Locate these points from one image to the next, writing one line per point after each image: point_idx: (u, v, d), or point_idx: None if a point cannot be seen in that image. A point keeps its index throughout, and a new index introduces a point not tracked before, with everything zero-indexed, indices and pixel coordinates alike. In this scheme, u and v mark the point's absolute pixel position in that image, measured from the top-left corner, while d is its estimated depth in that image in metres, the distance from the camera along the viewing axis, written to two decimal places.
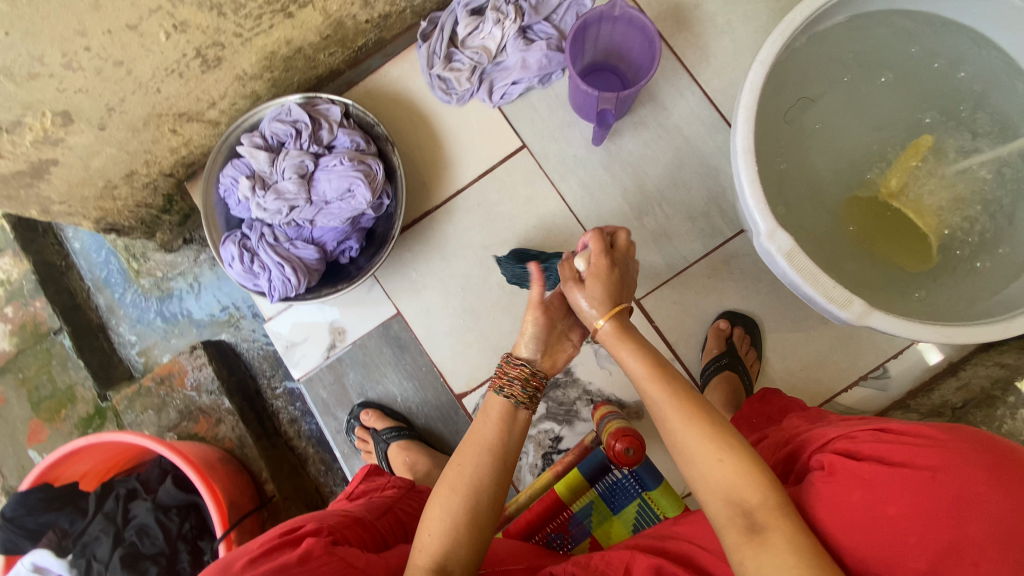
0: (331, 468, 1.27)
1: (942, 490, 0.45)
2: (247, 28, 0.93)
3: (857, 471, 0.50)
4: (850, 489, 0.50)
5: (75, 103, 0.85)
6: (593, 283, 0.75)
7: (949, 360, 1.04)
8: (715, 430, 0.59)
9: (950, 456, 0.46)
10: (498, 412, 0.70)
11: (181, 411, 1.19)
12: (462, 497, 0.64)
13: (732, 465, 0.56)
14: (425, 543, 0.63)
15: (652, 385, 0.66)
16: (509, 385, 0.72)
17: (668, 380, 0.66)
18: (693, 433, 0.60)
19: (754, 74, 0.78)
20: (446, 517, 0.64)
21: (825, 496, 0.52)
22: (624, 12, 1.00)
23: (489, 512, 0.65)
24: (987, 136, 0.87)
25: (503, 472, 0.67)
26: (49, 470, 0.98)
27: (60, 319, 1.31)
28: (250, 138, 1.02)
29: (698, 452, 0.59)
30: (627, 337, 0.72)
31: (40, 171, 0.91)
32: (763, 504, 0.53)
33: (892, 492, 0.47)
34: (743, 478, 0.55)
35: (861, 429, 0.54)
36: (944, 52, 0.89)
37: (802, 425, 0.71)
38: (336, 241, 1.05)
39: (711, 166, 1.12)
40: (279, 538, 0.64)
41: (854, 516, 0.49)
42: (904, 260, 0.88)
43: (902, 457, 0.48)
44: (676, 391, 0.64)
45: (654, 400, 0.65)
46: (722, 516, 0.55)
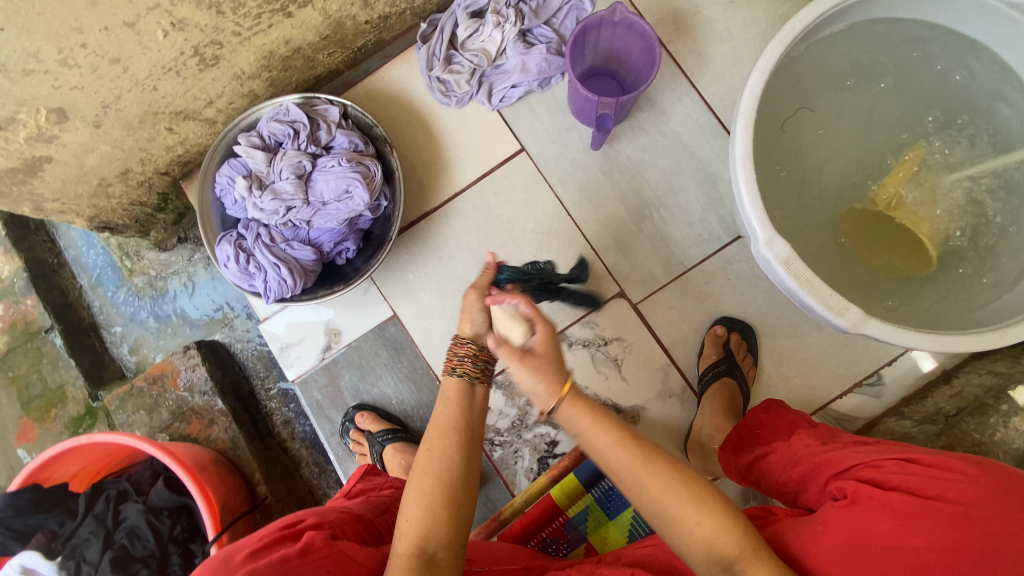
0: (324, 470, 1.26)
1: (973, 525, 0.49)
2: (246, 27, 0.92)
3: (884, 501, 0.54)
4: (877, 519, 0.53)
5: (70, 100, 0.84)
6: (541, 351, 0.66)
7: (943, 368, 1.05)
8: (693, 494, 0.57)
9: (980, 493, 0.50)
10: (455, 391, 0.72)
11: (174, 412, 1.18)
12: (434, 480, 0.65)
13: (712, 524, 0.56)
14: (405, 529, 0.63)
15: (621, 456, 0.61)
16: (459, 363, 0.73)
17: (633, 443, 0.61)
18: (671, 500, 0.58)
19: (753, 82, 0.78)
20: (421, 500, 0.64)
21: (847, 521, 0.55)
22: (624, 17, 1.00)
23: (465, 490, 0.66)
24: (982, 146, 0.88)
25: (472, 450, 0.68)
26: (38, 470, 0.96)
27: (52, 317, 1.29)
28: (247, 137, 1.01)
29: (679, 515, 0.57)
30: (580, 404, 0.64)
31: (33, 168, 0.90)
32: (743, 554, 0.55)
33: (921, 524, 0.50)
34: (722, 532, 0.56)
35: (887, 460, 0.58)
36: (943, 55, 0.89)
37: (811, 444, 0.71)
38: (333, 242, 1.05)
39: (709, 172, 1.12)
40: (279, 532, 0.63)
41: (879, 545, 0.52)
42: (903, 269, 0.88)
43: (932, 491, 0.52)
44: (647, 457, 0.60)
45: (625, 471, 0.60)
46: (705, 569, 0.56)
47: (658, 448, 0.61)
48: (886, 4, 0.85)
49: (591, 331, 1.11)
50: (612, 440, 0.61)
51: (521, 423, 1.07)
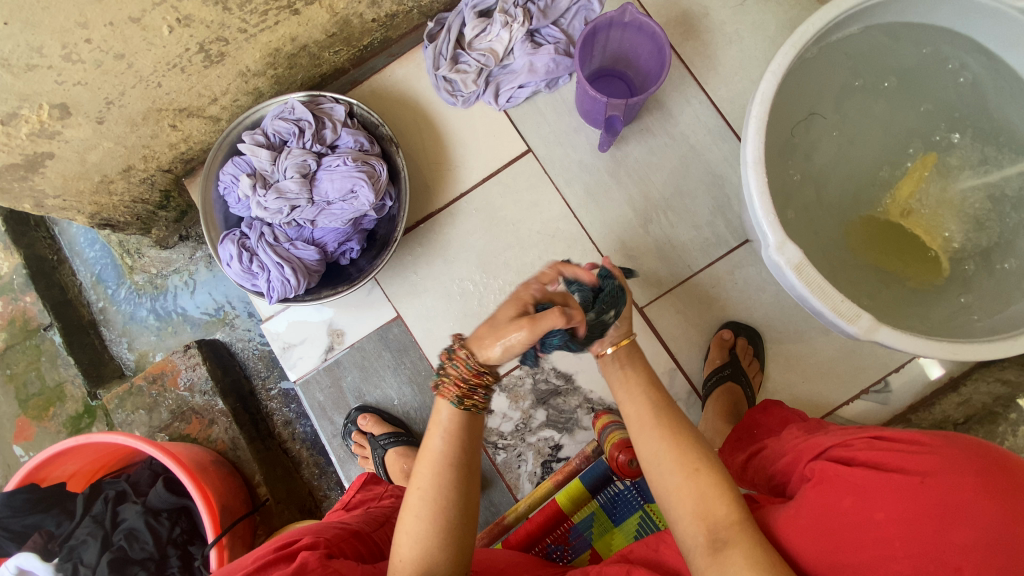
0: (325, 471, 1.25)
1: (930, 493, 0.48)
2: (252, 24, 0.91)
3: (848, 478, 0.53)
4: (842, 495, 0.53)
5: (73, 95, 0.83)
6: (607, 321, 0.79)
7: (950, 375, 1.04)
8: (694, 450, 0.64)
9: (940, 462, 0.49)
10: (449, 417, 0.68)
11: (173, 411, 1.17)
12: (427, 523, 0.64)
13: (706, 476, 0.61)
14: (399, 569, 0.63)
15: (645, 418, 0.70)
16: (471, 395, 0.67)
17: (657, 404, 0.71)
18: (673, 451, 0.65)
19: (765, 85, 0.77)
20: (415, 543, 0.63)
21: (817, 502, 0.55)
22: (634, 18, 0.99)
23: (461, 522, 0.65)
24: (994, 153, 0.87)
25: (466, 477, 0.67)
26: (36, 470, 0.95)
27: (51, 314, 1.28)
28: (252, 135, 1.00)
29: (676, 465, 0.63)
30: (632, 379, 0.75)
31: (35, 164, 0.89)
32: (732, 519, 0.57)
33: (881, 498, 0.50)
34: (711, 491, 0.60)
35: (856, 438, 0.57)
36: (959, 53, 0.88)
37: (797, 437, 0.70)
38: (337, 242, 1.04)
39: (717, 175, 1.11)
40: (273, 554, 0.63)
41: (843, 520, 0.51)
42: (894, 265, 0.89)
43: (895, 464, 0.51)
44: (665, 415, 0.69)
45: (643, 430, 0.69)
46: (690, 527, 0.59)
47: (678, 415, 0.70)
48: (901, 8, 0.84)
49: None
50: (645, 402, 0.71)
51: (525, 427, 1.06)
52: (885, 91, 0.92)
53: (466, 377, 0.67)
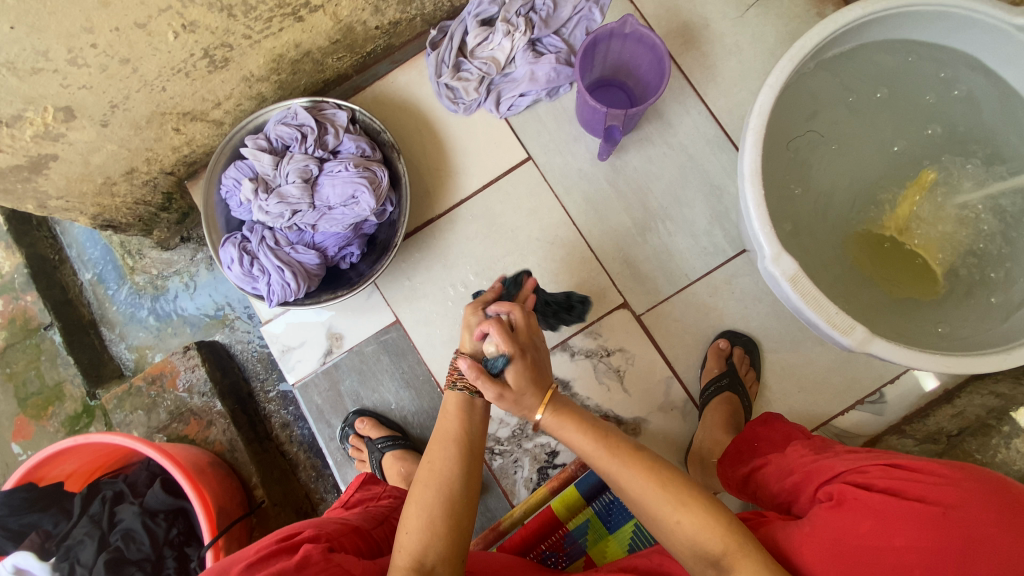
0: (322, 474, 1.26)
1: (952, 525, 0.48)
2: (257, 30, 0.92)
3: (868, 502, 0.53)
4: (860, 520, 0.53)
5: (78, 99, 0.84)
6: (514, 383, 0.69)
7: (945, 388, 1.04)
8: (669, 493, 0.61)
9: (960, 494, 0.49)
10: (455, 406, 0.72)
11: (172, 411, 1.18)
12: (435, 490, 0.66)
13: (691, 523, 0.58)
14: (404, 542, 0.62)
15: (603, 458, 0.67)
16: (460, 377, 0.73)
17: (613, 444, 0.67)
18: (648, 496, 0.62)
19: (763, 98, 0.78)
20: (421, 511, 0.64)
21: (832, 523, 0.55)
22: (635, 29, 1.00)
23: (464, 502, 0.66)
24: (992, 168, 0.88)
25: (472, 461, 0.69)
26: (34, 469, 0.96)
27: (52, 314, 1.29)
28: (255, 140, 1.01)
29: (660, 512, 0.61)
30: (566, 414, 0.71)
31: (39, 166, 0.90)
32: (728, 551, 0.55)
33: (902, 524, 0.50)
34: (702, 527, 0.58)
35: (874, 465, 0.57)
36: (951, 62, 0.89)
37: (805, 455, 0.71)
38: (338, 246, 1.05)
39: (715, 185, 1.12)
40: (275, 545, 0.63)
41: (861, 544, 0.51)
42: (900, 280, 0.89)
43: (915, 493, 0.52)
44: (624, 456, 0.66)
45: (610, 472, 0.66)
46: (696, 565, 0.58)
47: (640, 451, 0.66)
48: (898, 24, 0.85)
49: (593, 341, 1.11)
50: (592, 442, 0.68)
51: (521, 432, 1.07)
52: (877, 103, 0.93)
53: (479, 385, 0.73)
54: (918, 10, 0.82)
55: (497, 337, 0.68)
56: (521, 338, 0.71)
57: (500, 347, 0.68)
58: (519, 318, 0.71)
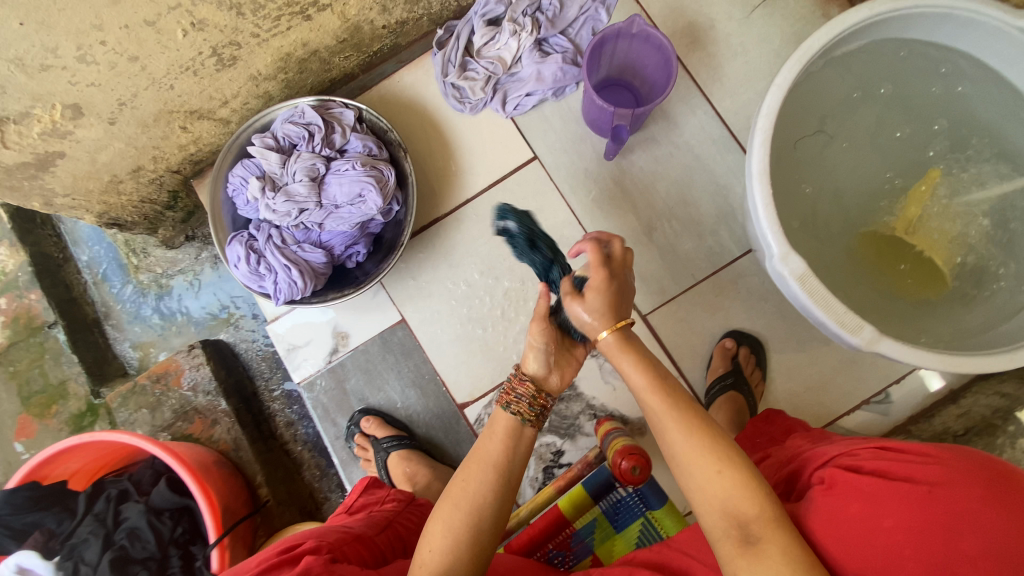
0: (326, 473, 1.25)
1: (936, 502, 0.48)
2: (265, 29, 0.92)
3: (856, 484, 0.54)
4: (849, 501, 0.53)
5: (87, 96, 0.84)
6: (591, 295, 0.72)
7: (949, 388, 1.05)
8: (711, 443, 0.61)
9: (947, 472, 0.49)
10: (504, 428, 0.70)
11: (176, 411, 1.17)
12: (466, 513, 0.65)
13: (730, 478, 0.58)
14: (426, 559, 0.63)
15: (654, 398, 0.67)
16: (516, 401, 0.71)
17: (668, 392, 0.67)
18: (692, 446, 0.62)
19: (771, 98, 0.78)
20: (447, 532, 0.64)
21: (824, 507, 0.55)
22: (642, 29, 1.01)
23: (490, 531, 0.65)
24: (997, 169, 0.89)
25: (508, 491, 0.67)
26: (38, 467, 0.96)
27: (55, 312, 1.28)
28: (261, 138, 1.01)
29: (699, 465, 0.61)
30: (628, 347, 0.71)
31: (46, 163, 0.90)
32: (762, 516, 0.55)
33: (887, 503, 0.50)
34: (740, 489, 0.57)
35: (863, 448, 0.57)
36: (950, 56, 0.88)
37: (803, 445, 0.71)
38: (344, 245, 1.05)
39: (721, 185, 1.12)
40: (275, 558, 0.64)
41: (850, 525, 0.51)
42: (907, 280, 0.90)
43: (901, 473, 0.52)
44: (677, 403, 0.66)
45: (655, 412, 0.67)
46: (720, 524, 0.57)
47: (691, 402, 0.67)
48: (903, 24, 0.85)
49: None
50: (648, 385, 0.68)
51: None
52: (880, 100, 0.93)
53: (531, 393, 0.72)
54: (923, 10, 0.82)
55: (592, 253, 0.72)
56: (615, 267, 0.73)
57: (594, 263, 0.72)
58: (618, 247, 0.74)
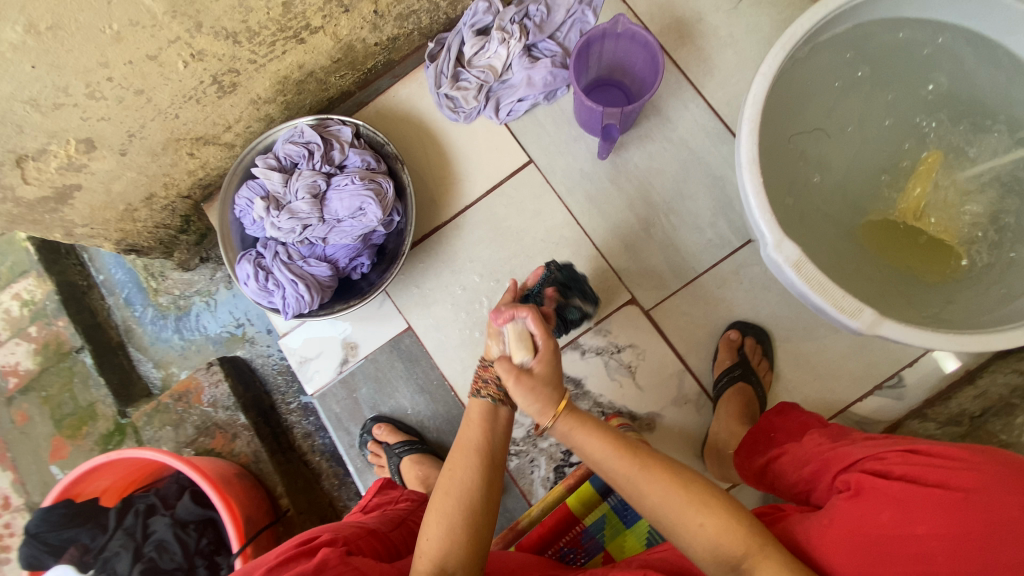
0: (344, 482, 1.28)
1: (975, 509, 0.46)
2: (261, 55, 0.96)
3: (887, 491, 0.52)
4: (880, 508, 0.51)
5: (98, 130, 0.88)
6: (540, 372, 0.71)
7: (966, 368, 1.02)
8: (691, 495, 0.60)
9: (984, 479, 0.47)
10: (479, 412, 0.75)
11: (198, 427, 1.22)
12: (455, 498, 0.67)
13: (713, 526, 0.57)
14: (424, 549, 0.64)
15: (622, 460, 0.65)
16: (484, 386, 0.76)
17: (634, 451, 0.65)
18: (671, 502, 0.60)
19: (756, 87, 0.78)
20: (442, 520, 0.65)
21: (852, 514, 0.53)
22: (627, 28, 1.02)
23: (484, 508, 0.67)
24: (1000, 143, 0.87)
25: (492, 471, 0.70)
26: (71, 486, 1.00)
27: (82, 337, 1.35)
28: (264, 160, 1.05)
29: (682, 520, 0.59)
30: (578, 420, 0.70)
31: (64, 196, 0.95)
32: (750, 552, 0.54)
33: (924, 511, 0.48)
34: (723, 527, 0.56)
35: (890, 451, 0.56)
36: (906, 21, 0.88)
37: (822, 443, 0.69)
38: (348, 258, 1.08)
39: (717, 176, 1.13)
40: (295, 549, 0.66)
41: (882, 534, 0.49)
42: (922, 263, 0.88)
43: (933, 479, 0.50)
44: (646, 460, 0.64)
45: (627, 474, 0.64)
46: (714, 568, 0.56)
47: (658, 456, 0.65)
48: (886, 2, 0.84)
49: (603, 338, 1.12)
50: (612, 450, 0.66)
51: (536, 432, 1.09)
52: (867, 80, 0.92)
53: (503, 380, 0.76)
54: None
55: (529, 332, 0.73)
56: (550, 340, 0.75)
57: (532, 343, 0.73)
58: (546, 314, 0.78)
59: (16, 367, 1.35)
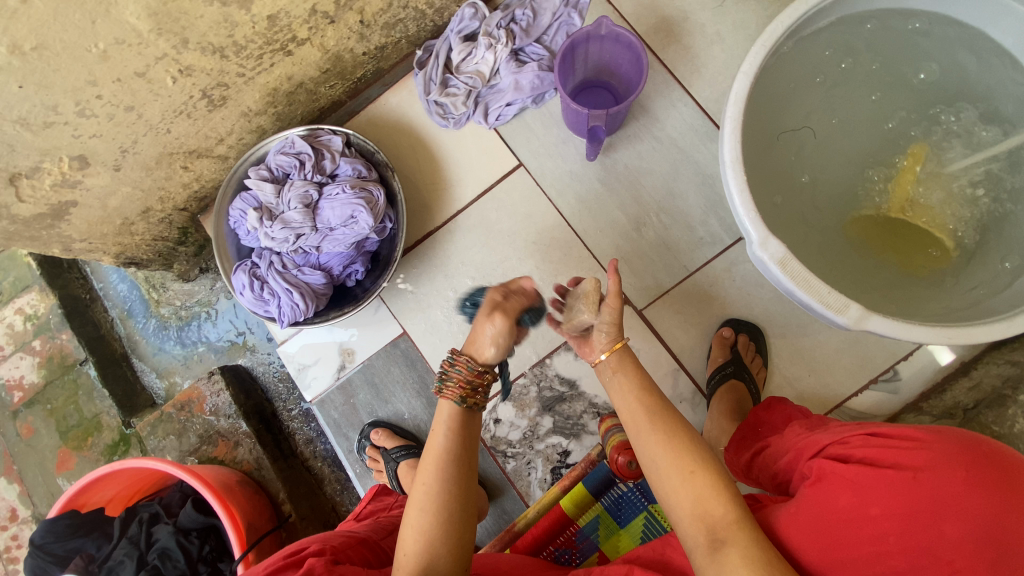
0: (346, 487, 1.30)
1: (923, 488, 0.47)
2: (249, 68, 0.98)
3: (845, 475, 0.53)
4: (838, 492, 0.53)
5: (90, 147, 0.90)
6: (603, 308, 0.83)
7: (961, 360, 1.02)
8: (694, 448, 0.62)
9: (932, 457, 0.48)
10: (449, 416, 0.73)
11: (200, 435, 1.23)
12: (429, 515, 0.66)
13: (703, 478, 0.59)
14: (404, 564, 0.65)
15: (637, 412, 0.68)
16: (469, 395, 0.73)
17: (653, 404, 0.68)
18: (671, 452, 0.63)
19: (737, 86, 0.78)
20: (419, 537, 0.66)
21: (815, 499, 0.55)
22: (611, 30, 1.02)
23: (459, 517, 0.67)
24: (985, 134, 0.87)
25: (462, 476, 0.69)
26: (75, 496, 1.02)
27: (85, 350, 1.37)
28: (256, 171, 1.06)
29: (673, 471, 0.61)
30: (621, 377, 0.73)
31: (61, 213, 0.97)
32: (730, 519, 0.56)
33: (876, 493, 0.50)
34: (709, 492, 0.58)
35: (853, 435, 0.56)
36: (877, 11, 0.87)
37: (800, 432, 0.69)
38: (342, 265, 1.09)
39: (707, 174, 1.13)
40: (283, 561, 0.67)
41: (840, 518, 0.51)
42: (906, 251, 0.88)
43: (889, 460, 0.51)
44: (660, 413, 0.67)
45: (639, 428, 0.67)
46: (689, 529, 0.58)
47: (672, 411, 0.68)
48: None
49: None
50: (640, 405, 0.69)
51: (532, 433, 1.09)
52: (851, 73, 0.92)
53: (469, 380, 0.73)
54: None
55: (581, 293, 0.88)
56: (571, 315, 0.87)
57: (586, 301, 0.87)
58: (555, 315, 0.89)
59: (21, 380, 1.38)
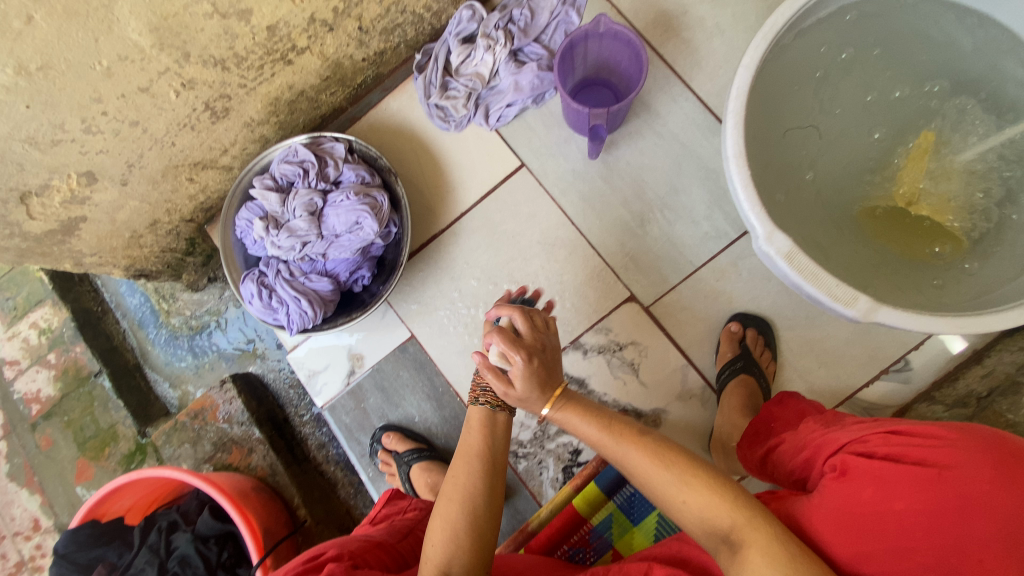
0: (360, 490, 1.31)
1: (950, 487, 0.47)
2: (250, 78, 0.98)
3: (870, 470, 0.53)
4: (862, 488, 0.52)
5: (97, 163, 0.91)
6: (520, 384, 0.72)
7: (972, 348, 1.01)
8: (676, 471, 0.62)
9: (959, 455, 0.48)
10: (479, 418, 0.76)
11: (215, 443, 1.24)
12: (458, 505, 0.68)
13: (697, 498, 0.59)
14: (430, 554, 0.65)
15: (608, 443, 0.70)
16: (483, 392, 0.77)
17: (620, 432, 0.69)
18: (656, 478, 0.63)
19: (739, 81, 0.77)
20: (446, 526, 0.67)
21: (838, 494, 0.54)
22: (609, 27, 1.02)
23: (487, 518, 0.68)
24: (990, 120, 0.86)
25: (493, 475, 0.71)
26: (95, 506, 1.04)
27: (99, 361, 1.39)
28: (261, 180, 1.07)
29: (668, 494, 0.62)
30: (571, 406, 0.75)
31: (71, 228, 0.98)
32: (736, 525, 0.55)
33: (902, 489, 0.49)
34: (709, 509, 0.58)
35: (873, 433, 0.56)
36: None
37: (816, 429, 0.69)
38: (349, 271, 1.10)
39: (710, 169, 1.12)
40: (302, 567, 0.68)
41: (864, 512, 0.51)
42: (917, 243, 0.87)
43: (913, 457, 0.51)
44: (630, 439, 0.68)
45: (619, 458, 0.68)
46: (707, 542, 0.58)
47: (643, 433, 0.69)
48: None
49: (604, 336, 1.12)
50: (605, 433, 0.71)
51: (543, 434, 1.10)
52: (853, 63, 0.91)
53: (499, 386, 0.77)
54: None
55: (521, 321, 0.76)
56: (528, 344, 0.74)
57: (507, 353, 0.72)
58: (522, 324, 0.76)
59: (38, 393, 1.40)
